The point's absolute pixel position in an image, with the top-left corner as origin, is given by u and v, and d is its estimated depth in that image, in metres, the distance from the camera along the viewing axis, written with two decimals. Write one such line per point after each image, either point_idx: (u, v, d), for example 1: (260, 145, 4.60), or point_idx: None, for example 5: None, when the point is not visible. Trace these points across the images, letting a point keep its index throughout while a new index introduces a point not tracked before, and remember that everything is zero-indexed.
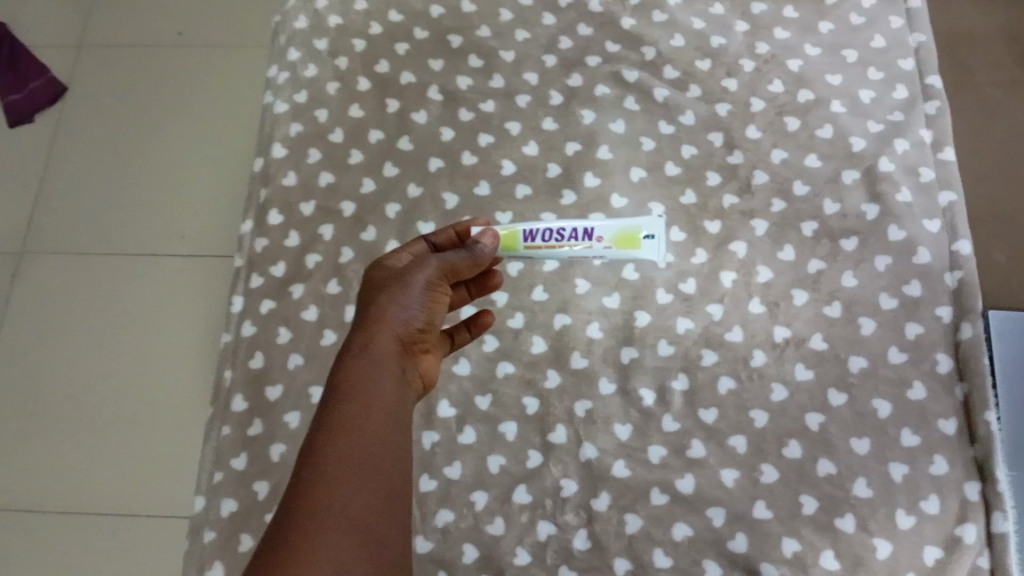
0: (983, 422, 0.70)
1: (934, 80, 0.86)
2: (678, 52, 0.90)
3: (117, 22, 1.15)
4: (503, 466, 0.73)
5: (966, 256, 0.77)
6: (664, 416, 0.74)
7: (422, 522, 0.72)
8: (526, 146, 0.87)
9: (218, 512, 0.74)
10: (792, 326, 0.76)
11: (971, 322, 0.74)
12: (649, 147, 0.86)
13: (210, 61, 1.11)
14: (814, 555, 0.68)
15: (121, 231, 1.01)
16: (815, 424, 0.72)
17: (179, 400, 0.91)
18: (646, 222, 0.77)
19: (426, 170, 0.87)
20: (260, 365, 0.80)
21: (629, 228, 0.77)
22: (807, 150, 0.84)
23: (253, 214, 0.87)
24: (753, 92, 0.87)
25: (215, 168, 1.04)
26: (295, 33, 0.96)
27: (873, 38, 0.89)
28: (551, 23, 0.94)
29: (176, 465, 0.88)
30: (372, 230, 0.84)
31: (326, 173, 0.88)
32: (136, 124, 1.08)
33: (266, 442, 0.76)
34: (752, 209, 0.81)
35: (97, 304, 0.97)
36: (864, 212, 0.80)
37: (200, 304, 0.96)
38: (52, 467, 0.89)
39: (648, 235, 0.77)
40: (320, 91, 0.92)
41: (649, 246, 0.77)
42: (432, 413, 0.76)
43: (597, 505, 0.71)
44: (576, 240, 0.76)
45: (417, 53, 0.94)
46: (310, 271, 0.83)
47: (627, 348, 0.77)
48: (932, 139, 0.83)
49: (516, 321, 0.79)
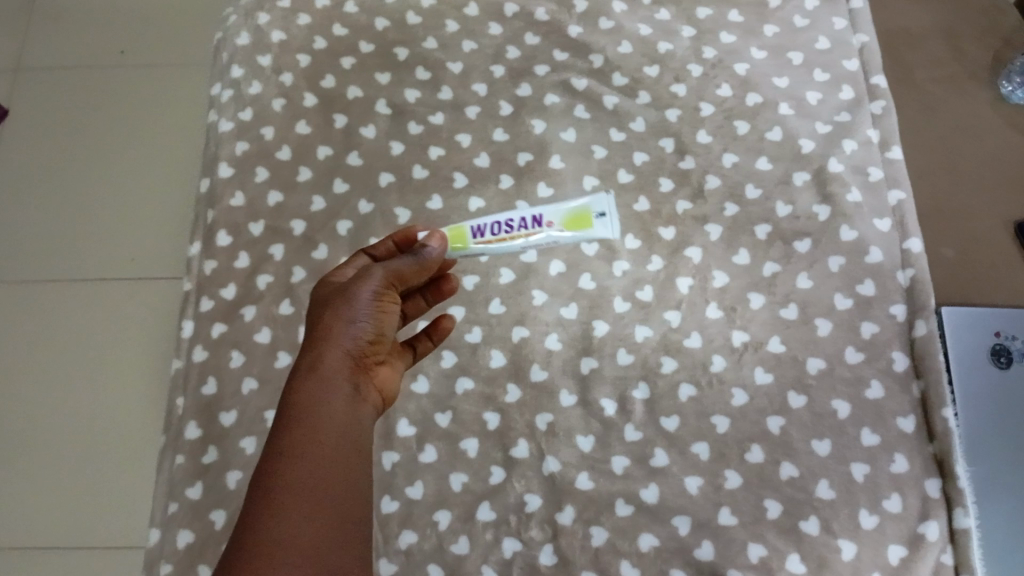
0: (940, 419, 0.70)
1: (878, 79, 0.87)
2: (625, 59, 0.90)
3: (58, 41, 1.12)
4: (465, 484, 0.72)
5: (917, 254, 0.77)
6: (626, 425, 0.73)
7: (385, 545, 0.70)
8: (477, 157, 0.86)
9: (174, 544, 0.72)
10: (749, 330, 0.76)
11: (924, 319, 0.74)
12: (601, 155, 0.85)
13: (154, 80, 1.09)
14: (779, 559, 0.68)
15: (69, 255, 0.98)
16: (776, 427, 0.72)
17: (134, 427, 0.89)
18: (595, 200, 0.75)
19: (376, 185, 0.85)
20: (212, 391, 0.77)
21: (579, 209, 0.75)
22: (757, 153, 0.84)
23: (201, 235, 0.85)
24: (701, 96, 0.87)
25: (161, 188, 1.02)
26: (237, 50, 0.95)
27: (817, 40, 0.90)
28: (497, 32, 0.93)
29: (134, 495, 0.86)
30: (323, 248, 0.83)
31: (274, 193, 0.86)
32: (81, 148, 1.05)
33: (221, 470, 0.74)
34: (705, 214, 0.81)
35: (47, 334, 0.94)
36: (816, 213, 0.80)
37: (152, 328, 0.94)
38: (17, 506, 0.86)
39: (599, 213, 0.75)
40: (265, 108, 0.91)
41: (601, 224, 0.74)
42: (391, 433, 0.74)
43: (561, 519, 0.70)
44: (528, 228, 0.74)
45: (362, 67, 0.92)
46: (261, 292, 0.81)
47: (587, 358, 0.76)
48: (878, 138, 0.83)
49: (473, 335, 0.78)
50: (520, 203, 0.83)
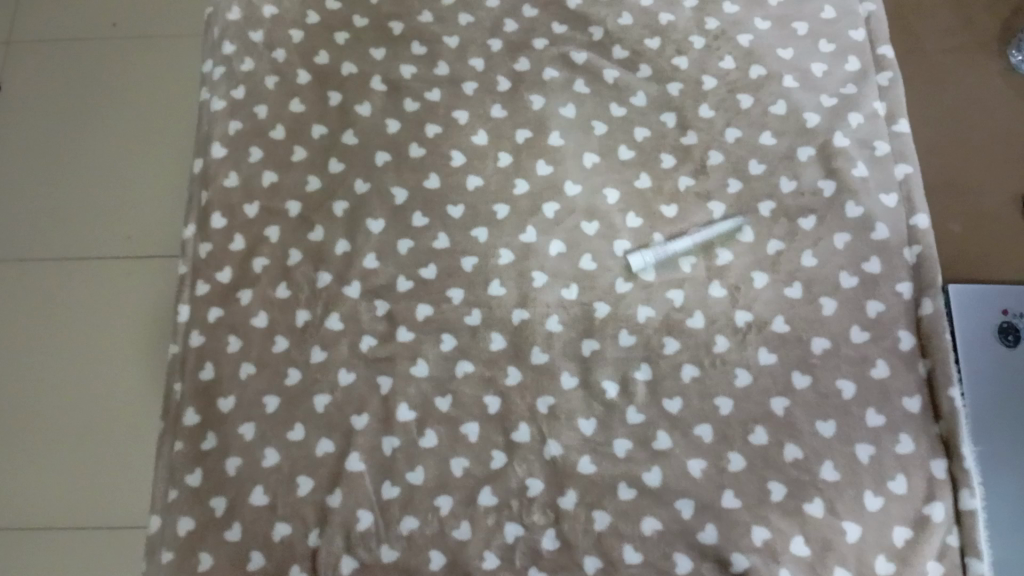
0: (947, 399, 0.70)
1: (885, 50, 0.85)
2: (626, 31, 0.88)
3: (47, 15, 1.10)
4: (466, 468, 0.72)
5: (924, 230, 0.76)
6: (628, 407, 0.73)
7: (386, 530, 0.70)
8: (475, 135, 0.84)
9: (175, 531, 0.72)
10: (753, 309, 0.75)
11: (931, 297, 0.73)
12: (601, 130, 0.84)
13: (144, 54, 1.07)
14: (783, 542, 0.67)
15: (64, 235, 0.97)
16: (780, 408, 0.71)
17: (135, 408, 0.88)
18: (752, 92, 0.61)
19: (372, 164, 0.84)
20: (210, 376, 0.77)
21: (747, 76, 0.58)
22: (761, 127, 0.82)
23: (195, 218, 0.84)
24: (704, 69, 0.85)
25: (155, 165, 1.00)
26: (228, 25, 0.92)
27: (823, 9, 0.88)
28: (494, 4, 0.91)
29: (134, 476, 0.86)
30: (319, 230, 0.81)
31: (269, 173, 0.84)
32: (73, 124, 1.03)
33: (220, 457, 0.74)
34: (708, 191, 0.80)
35: (43, 315, 0.93)
36: (821, 189, 0.79)
37: (149, 308, 0.93)
38: (19, 490, 0.85)
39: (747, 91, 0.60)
40: (257, 86, 0.89)
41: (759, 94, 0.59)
42: (391, 418, 0.74)
43: (564, 502, 0.70)
44: None
45: (356, 42, 0.90)
46: (257, 275, 0.80)
47: (588, 340, 0.75)
48: (885, 111, 0.82)
49: (472, 318, 0.77)
50: (518, 180, 0.82)
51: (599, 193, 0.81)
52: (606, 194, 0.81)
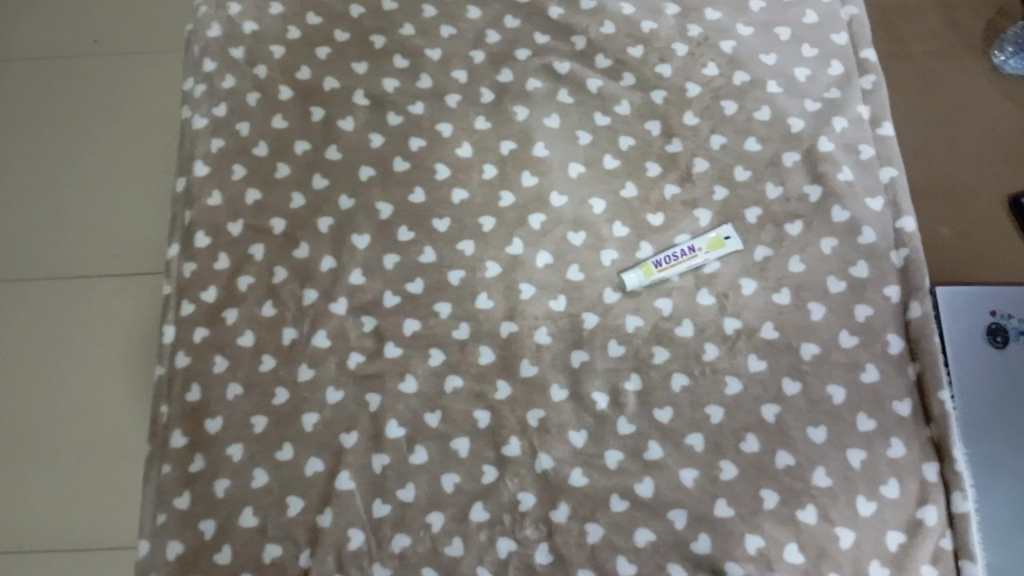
0: (937, 402, 0.69)
1: (868, 53, 0.85)
2: (609, 40, 0.88)
3: (28, 33, 1.09)
4: (458, 484, 0.71)
5: (910, 233, 0.76)
6: (619, 419, 0.72)
7: (378, 549, 0.69)
8: (460, 147, 0.84)
9: (164, 555, 0.71)
10: (742, 317, 0.75)
11: (919, 300, 0.73)
12: (585, 140, 0.83)
13: (127, 71, 1.06)
14: (777, 550, 0.67)
15: (49, 254, 0.96)
16: (771, 416, 0.71)
17: (125, 428, 0.88)
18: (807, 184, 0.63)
19: (357, 179, 0.83)
20: (197, 397, 0.76)
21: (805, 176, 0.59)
22: (745, 133, 0.82)
23: (179, 237, 0.83)
24: (687, 77, 0.85)
25: (141, 182, 1.00)
26: (210, 43, 0.92)
27: (805, 14, 0.88)
28: (476, 16, 0.91)
29: (123, 496, 0.85)
30: (305, 247, 0.81)
31: (253, 190, 0.84)
32: (57, 143, 1.02)
33: (210, 478, 0.73)
34: (694, 199, 0.80)
35: (30, 335, 0.92)
36: (807, 194, 0.79)
37: (137, 326, 0.92)
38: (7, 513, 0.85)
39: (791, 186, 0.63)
40: (240, 103, 0.88)
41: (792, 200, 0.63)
42: (381, 435, 0.73)
43: (556, 516, 0.69)
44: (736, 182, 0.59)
45: (338, 57, 0.90)
46: (243, 294, 0.79)
47: (577, 351, 0.75)
48: (869, 115, 0.82)
49: (461, 332, 0.76)
50: (504, 192, 0.81)
51: (585, 204, 0.80)
52: (592, 205, 0.80)
